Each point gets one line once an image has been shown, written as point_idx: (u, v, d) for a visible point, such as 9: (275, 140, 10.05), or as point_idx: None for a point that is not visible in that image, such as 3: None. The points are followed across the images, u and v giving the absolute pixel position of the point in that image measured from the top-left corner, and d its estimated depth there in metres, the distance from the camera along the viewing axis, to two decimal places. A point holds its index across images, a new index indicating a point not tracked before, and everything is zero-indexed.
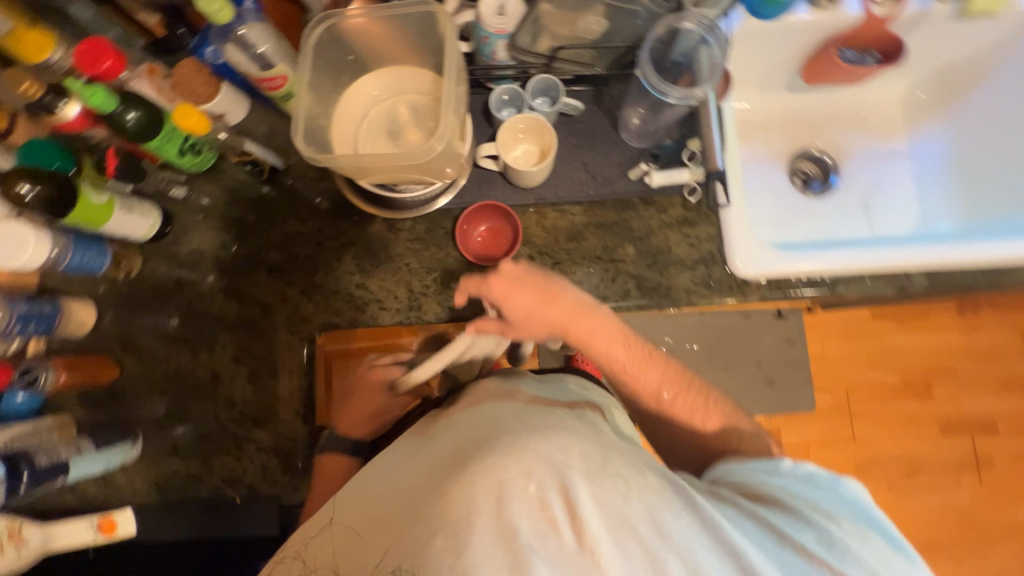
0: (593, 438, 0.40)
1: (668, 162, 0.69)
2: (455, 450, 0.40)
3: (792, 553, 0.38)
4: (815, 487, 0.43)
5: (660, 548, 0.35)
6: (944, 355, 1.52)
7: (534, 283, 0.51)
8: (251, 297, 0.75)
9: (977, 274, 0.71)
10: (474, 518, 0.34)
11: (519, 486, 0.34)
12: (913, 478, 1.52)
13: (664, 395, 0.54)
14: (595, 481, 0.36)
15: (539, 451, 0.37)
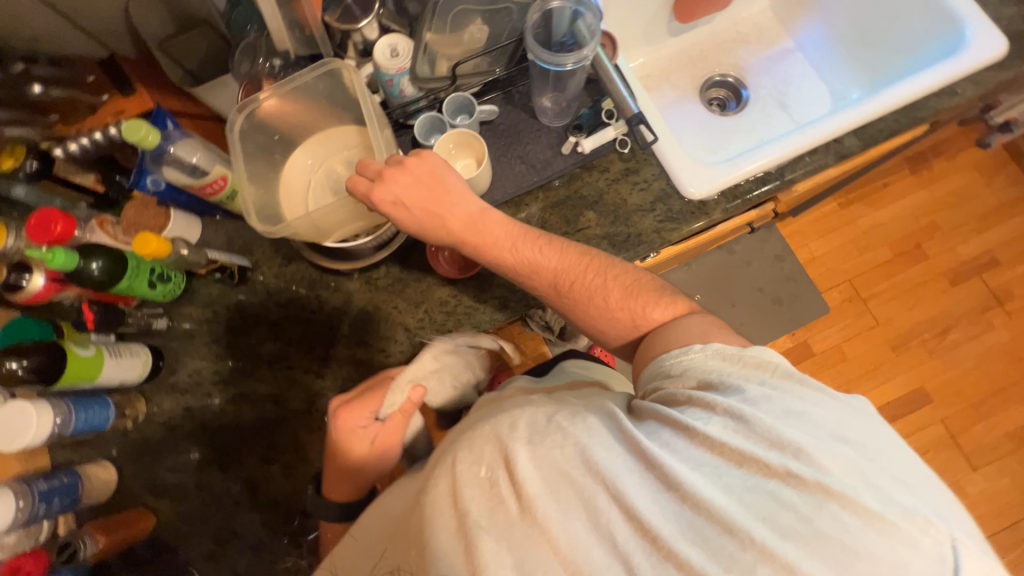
0: (539, 409, 0.47)
1: (592, 127, 0.73)
2: (432, 468, 0.49)
3: (700, 445, 0.42)
4: (729, 361, 0.48)
5: (591, 486, 0.40)
6: (915, 217, 1.67)
7: (417, 189, 0.59)
8: (259, 395, 0.70)
9: (899, 116, 0.75)
10: (438, 520, 0.43)
11: (471, 472, 0.44)
12: (944, 335, 1.58)
13: (563, 280, 0.60)
14: (535, 446, 0.43)
15: (487, 439, 0.45)
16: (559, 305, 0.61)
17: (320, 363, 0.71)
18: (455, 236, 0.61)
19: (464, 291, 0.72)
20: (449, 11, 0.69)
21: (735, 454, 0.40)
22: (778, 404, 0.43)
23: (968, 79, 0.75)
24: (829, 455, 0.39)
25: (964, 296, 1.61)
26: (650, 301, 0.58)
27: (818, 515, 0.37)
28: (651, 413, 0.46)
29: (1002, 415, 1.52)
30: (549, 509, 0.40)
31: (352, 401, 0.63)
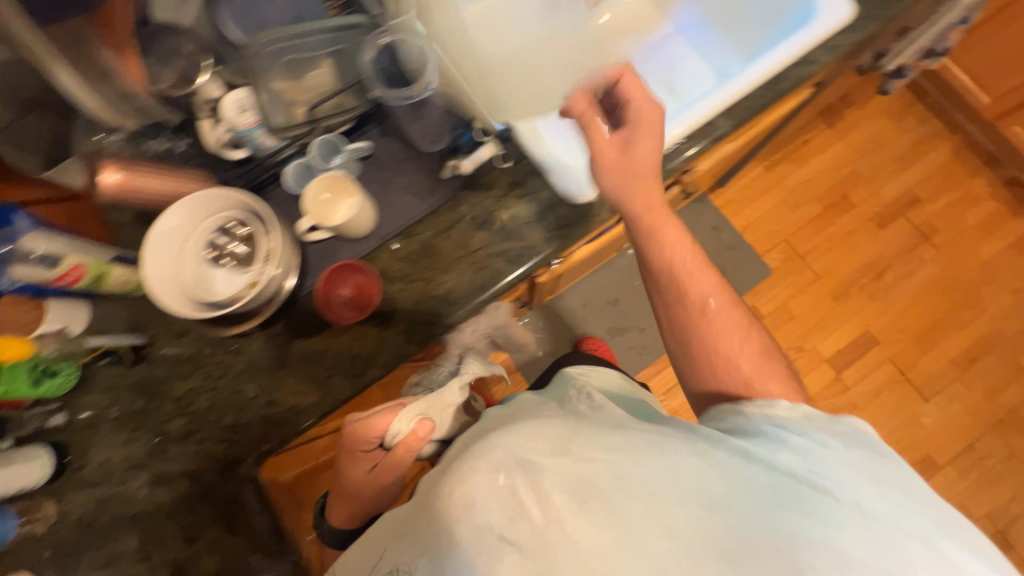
0: (561, 428, 0.55)
1: (470, 147, 0.72)
2: (448, 476, 0.57)
3: (758, 469, 0.49)
4: (808, 418, 0.55)
5: (614, 498, 0.48)
6: (839, 168, 1.73)
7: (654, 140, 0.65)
8: (176, 473, 0.68)
9: (764, 92, 0.77)
10: (459, 522, 0.51)
11: (492, 479, 0.51)
12: (881, 278, 1.65)
13: (707, 306, 0.66)
14: (553, 458, 0.51)
15: (506, 448, 0.53)
16: (693, 329, 0.66)
17: (232, 430, 0.69)
18: (647, 208, 0.66)
19: (365, 331, 0.70)
20: (281, 54, 0.68)
21: (744, 467, 0.49)
22: (852, 456, 0.50)
23: (822, 46, 0.77)
24: (884, 496, 0.47)
25: (893, 237, 1.67)
26: (755, 361, 0.64)
27: (873, 543, 0.44)
28: (698, 439, 0.52)
29: (943, 344, 1.59)
30: (575, 520, 0.47)
31: (353, 427, 0.78)
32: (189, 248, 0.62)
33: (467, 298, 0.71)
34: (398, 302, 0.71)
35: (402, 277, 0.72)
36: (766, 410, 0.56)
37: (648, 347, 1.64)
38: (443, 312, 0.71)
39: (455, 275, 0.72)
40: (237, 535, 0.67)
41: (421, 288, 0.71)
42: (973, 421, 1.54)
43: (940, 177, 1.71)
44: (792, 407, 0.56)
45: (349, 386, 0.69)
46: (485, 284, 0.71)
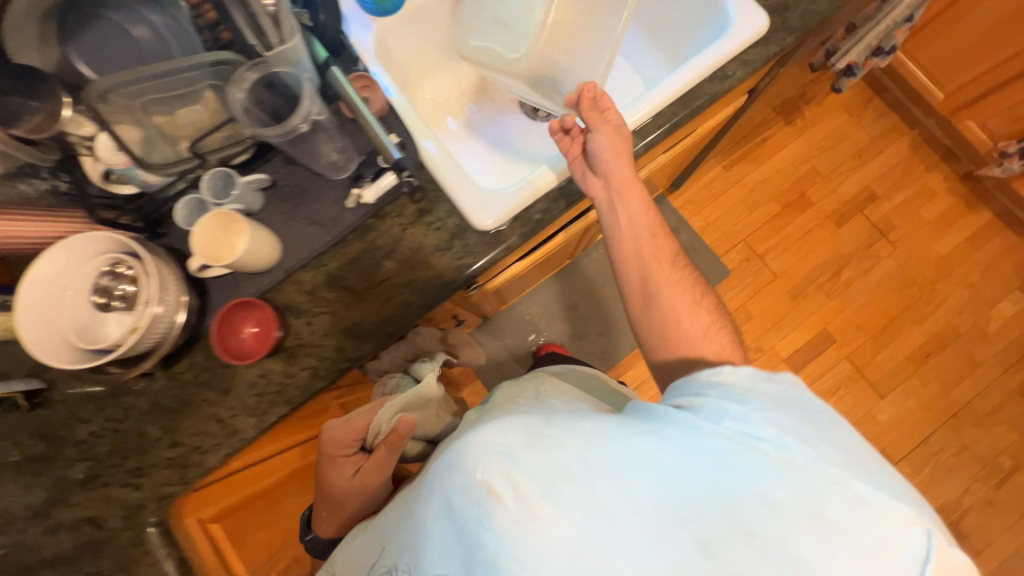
0: (539, 417, 0.52)
1: (375, 174, 0.70)
2: (421, 480, 0.55)
3: (728, 442, 0.50)
4: (756, 385, 0.58)
5: (598, 485, 0.46)
6: (797, 165, 1.72)
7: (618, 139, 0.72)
8: (79, 519, 0.67)
9: (678, 108, 0.75)
10: (434, 523, 0.49)
11: (468, 479, 0.48)
12: (839, 275, 1.65)
13: (660, 279, 0.72)
14: (532, 448, 0.48)
15: (480, 446, 0.49)
16: (650, 310, 0.72)
17: (135, 474, 0.68)
18: (621, 178, 0.73)
19: (269, 368, 0.69)
20: (134, 98, 0.58)
21: (711, 440, 0.50)
22: (799, 419, 0.54)
23: (735, 61, 0.76)
24: (835, 455, 0.50)
25: (850, 235, 1.67)
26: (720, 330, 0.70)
27: (838, 504, 0.46)
28: (667, 418, 0.53)
29: (899, 341, 1.60)
30: (558, 510, 0.45)
31: (335, 430, 0.74)
32: (70, 296, 0.60)
33: (373, 332, 0.70)
34: (303, 337, 0.69)
35: (307, 311, 0.70)
36: (714, 379, 0.59)
37: (608, 352, 1.63)
38: (350, 346, 0.69)
39: (361, 307, 0.70)
40: None
41: (326, 322, 0.70)
42: (928, 417, 1.56)
43: (896, 173, 1.71)
44: (745, 376, 0.59)
45: (255, 424, 0.68)
46: (391, 317, 0.70)
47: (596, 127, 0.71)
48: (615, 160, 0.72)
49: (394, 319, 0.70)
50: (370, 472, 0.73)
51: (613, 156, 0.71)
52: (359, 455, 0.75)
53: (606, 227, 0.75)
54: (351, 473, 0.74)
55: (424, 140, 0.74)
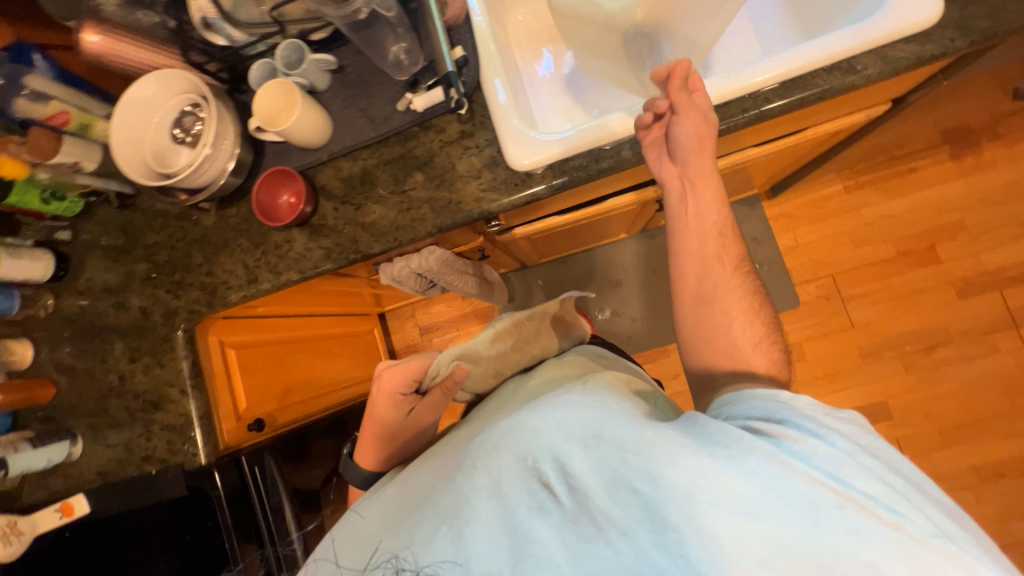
0: (591, 417, 0.54)
1: (429, 84, 0.71)
2: (469, 450, 0.58)
3: (827, 494, 0.43)
4: (834, 413, 0.51)
5: (664, 502, 0.45)
6: (941, 212, 1.42)
7: (707, 127, 0.63)
8: (134, 304, 0.83)
9: (776, 93, 0.63)
10: (475, 499, 0.51)
11: (521, 464, 0.52)
12: (933, 351, 1.40)
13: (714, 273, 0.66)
14: (587, 448, 0.51)
15: (530, 430, 0.54)
16: (684, 296, 0.68)
17: (177, 286, 0.81)
18: (694, 172, 0.65)
19: (292, 236, 0.77)
20: None
21: (792, 480, 0.44)
22: (897, 468, 0.47)
23: (871, 54, 0.61)
24: (945, 522, 0.44)
25: (969, 313, 1.39)
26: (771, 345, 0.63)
27: None
28: (756, 446, 0.47)
29: (974, 447, 1.36)
30: (617, 517, 0.47)
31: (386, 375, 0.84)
32: (154, 123, 0.69)
33: (386, 235, 0.73)
34: (327, 219, 0.75)
35: (337, 197, 0.75)
36: (782, 400, 0.53)
37: (631, 339, 1.58)
38: (363, 240, 0.74)
39: (382, 208, 0.74)
40: (163, 368, 0.81)
41: (350, 213, 0.75)
42: None
43: None
44: (813, 404, 0.52)
45: (271, 280, 0.77)
46: (405, 227, 0.73)
47: (682, 110, 0.62)
48: (697, 147, 0.63)
49: (407, 229, 0.72)
50: (426, 407, 0.83)
51: (699, 143, 0.63)
52: (413, 397, 0.84)
53: (671, 217, 0.68)
54: (409, 408, 0.84)
55: (495, 79, 0.71)
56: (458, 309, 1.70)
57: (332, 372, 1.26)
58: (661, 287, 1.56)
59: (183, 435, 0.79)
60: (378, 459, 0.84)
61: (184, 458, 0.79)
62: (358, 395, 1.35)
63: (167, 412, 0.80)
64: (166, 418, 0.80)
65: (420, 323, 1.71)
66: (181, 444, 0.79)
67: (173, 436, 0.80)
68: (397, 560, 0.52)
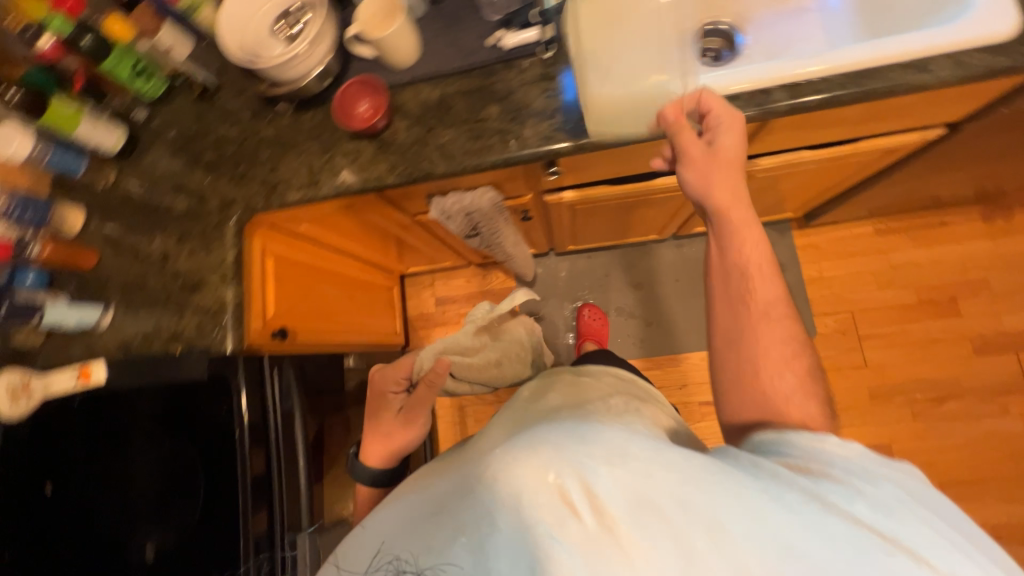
0: (614, 433, 0.49)
1: (521, 26, 0.76)
2: (476, 458, 0.53)
3: (873, 537, 0.40)
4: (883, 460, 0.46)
5: (690, 528, 0.41)
6: (967, 268, 1.44)
7: (729, 164, 0.65)
8: (193, 190, 0.86)
9: (854, 80, 0.66)
10: (491, 516, 0.46)
11: (538, 479, 0.45)
12: (943, 402, 1.40)
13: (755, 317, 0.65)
14: (615, 466, 0.44)
15: (550, 448, 0.47)
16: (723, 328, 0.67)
17: (240, 178, 0.84)
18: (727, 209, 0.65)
19: (362, 147, 0.80)
20: None
21: (835, 520, 0.40)
22: (951, 518, 0.43)
23: (947, 59, 0.65)
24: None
25: (984, 370, 1.40)
26: (807, 399, 0.60)
27: None
28: (797, 486, 0.43)
29: (973, 506, 1.34)
30: (641, 543, 0.41)
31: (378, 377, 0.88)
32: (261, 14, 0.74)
33: (453, 158, 0.76)
34: (398, 136, 0.78)
35: (412, 117, 0.78)
36: (828, 445, 0.48)
37: (644, 343, 1.59)
38: (430, 160, 0.76)
39: (454, 134, 0.76)
40: (210, 253, 0.83)
41: (422, 134, 0.77)
42: None
43: None
44: (866, 454, 0.46)
45: (332, 185, 0.79)
46: (473, 153, 0.75)
47: (690, 152, 0.65)
48: (714, 181, 0.65)
49: (474, 154, 0.75)
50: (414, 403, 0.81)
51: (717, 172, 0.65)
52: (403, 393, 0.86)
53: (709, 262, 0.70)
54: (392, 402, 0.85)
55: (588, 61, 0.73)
56: (477, 286, 1.71)
57: (350, 313, 1.26)
58: (680, 296, 1.59)
59: (216, 319, 0.81)
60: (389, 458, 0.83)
61: (212, 342, 0.81)
62: (370, 343, 1.35)
63: (204, 295, 0.82)
64: (203, 301, 0.82)
65: (437, 293, 1.72)
66: (212, 326, 0.81)
67: (206, 319, 0.81)
68: (400, 561, 0.51)
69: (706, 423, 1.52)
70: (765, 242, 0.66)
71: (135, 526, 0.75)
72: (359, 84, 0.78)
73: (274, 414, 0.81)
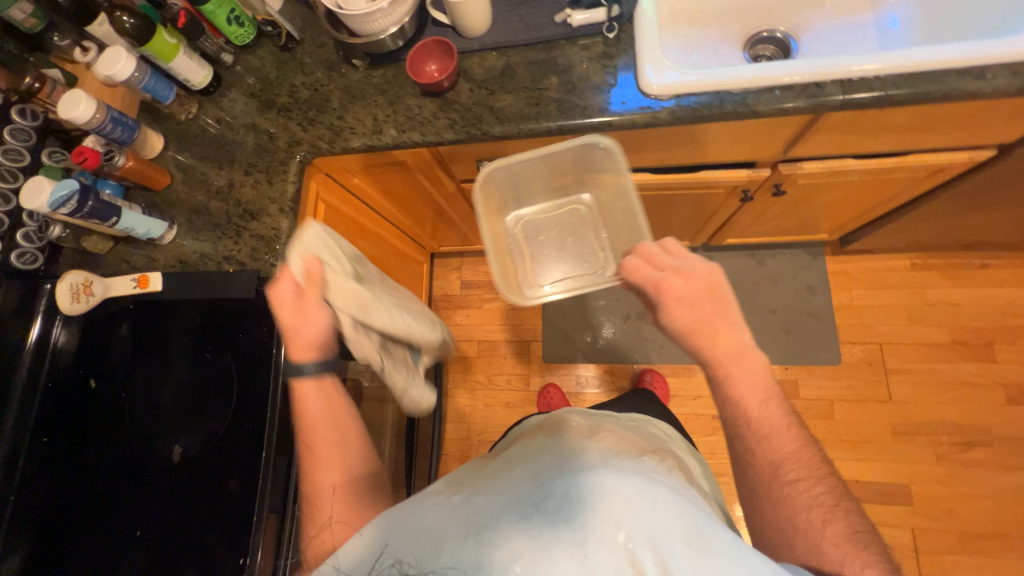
0: (695, 515, 0.53)
1: (589, 6, 0.80)
2: (537, 486, 0.57)
3: None
4: None
5: None
6: (1006, 313, 1.41)
7: (700, 309, 0.66)
8: (263, 129, 0.92)
9: (908, 80, 0.69)
10: (554, 564, 0.49)
11: (609, 539, 0.50)
12: (969, 447, 1.34)
13: (787, 473, 0.64)
14: (692, 548, 0.49)
15: (630, 515, 0.51)
16: (750, 471, 0.67)
17: (309, 122, 0.90)
18: (715, 358, 0.66)
19: (426, 103, 0.85)
20: None
21: None
22: None
23: (1004, 67, 0.67)
24: None
25: (1017, 421, 1.34)
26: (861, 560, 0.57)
27: None
28: None
29: (993, 561, 1.27)
30: None
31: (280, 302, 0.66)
32: None
33: (510, 121, 0.80)
34: (461, 97, 0.83)
35: (476, 80, 0.83)
36: None
37: (662, 349, 1.58)
38: (488, 120, 0.81)
39: (513, 98, 0.81)
40: (270, 187, 0.89)
41: (482, 96, 0.82)
42: None
43: None
44: None
45: (393, 135, 0.85)
46: (529, 118, 0.80)
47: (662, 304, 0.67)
48: (693, 350, 0.67)
49: (531, 118, 0.79)
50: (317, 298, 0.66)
51: (687, 340, 0.67)
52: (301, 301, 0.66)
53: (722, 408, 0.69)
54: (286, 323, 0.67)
55: (647, 65, 0.76)
56: None
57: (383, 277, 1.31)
58: None
59: (269, 245, 0.86)
60: (320, 354, 0.67)
61: (262, 266, 0.85)
62: None
63: (260, 225, 0.88)
64: (259, 228, 0.87)
65: (463, 277, 1.76)
66: (263, 252, 0.86)
67: (259, 246, 0.87)
68: (402, 565, 0.52)
69: (717, 438, 1.50)
70: (758, 381, 0.66)
71: (167, 431, 0.80)
72: (435, 44, 0.83)
73: None
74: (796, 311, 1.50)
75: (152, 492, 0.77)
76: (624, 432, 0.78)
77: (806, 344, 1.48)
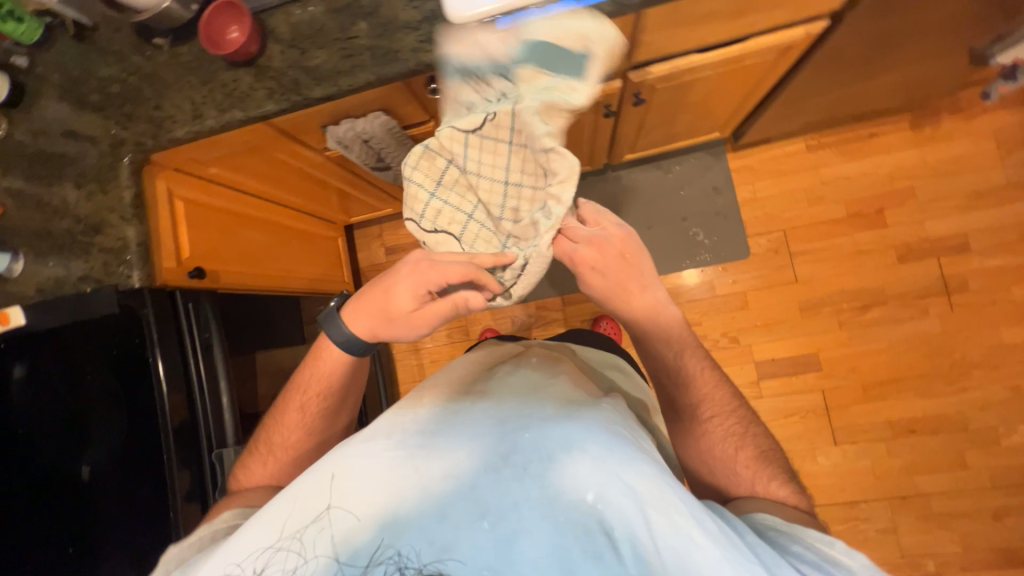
0: (654, 468, 0.60)
1: None
2: (506, 442, 0.62)
3: None
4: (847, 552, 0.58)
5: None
6: (895, 177, 1.47)
7: (615, 274, 0.69)
8: (82, 134, 0.86)
9: None
10: (526, 515, 0.56)
11: (579, 497, 0.57)
12: (867, 309, 1.46)
13: (704, 411, 0.77)
14: (653, 506, 0.55)
15: (599, 473, 0.58)
16: (682, 422, 0.79)
17: (127, 118, 0.84)
18: (634, 315, 0.73)
19: (241, 75, 0.80)
20: None
21: None
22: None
23: None
24: None
25: (906, 277, 1.45)
26: (769, 480, 0.72)
27: None
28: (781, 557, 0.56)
29: (891, 402, 1.43)
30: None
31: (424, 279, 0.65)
32: None
33: (327, 79, 0.76)
34: (273, 62, 0.78)
35: (285, 40, 0.78)
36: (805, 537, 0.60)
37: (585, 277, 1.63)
38: (304, 82, 0.77)
39: (325, 54, 0.76)
40: (106, 196, 0.85)
41: (294, 56, 0.77)
42: (871, 484, 1.41)
43: (1008, 234, 1.42)
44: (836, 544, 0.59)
45: (214, 117, 0.80)
46: (345, 73, 0.76)
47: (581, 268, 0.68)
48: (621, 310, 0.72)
49: (344, 73, 0.75)
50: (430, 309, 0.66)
51: (607, 305, 0.72)
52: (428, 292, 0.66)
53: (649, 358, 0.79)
54: (402, 295, 0.66)
55: None
56: None
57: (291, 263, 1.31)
58: None
59: (120, 258, 0.84)
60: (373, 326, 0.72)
61: (119, 280, 0.83)
62: (312, 290, 1.40)
63: (106, 237, 0.85)
64: (105, 241, 0.84)
65: (386, 243, 1.72)
66: (116, 264, 0.84)
67: (109, 258, 0.84)
68: (400, 558, 0.56)
69: None
70: (680, 329, 0.75)
71: (75, 452, 0.82)
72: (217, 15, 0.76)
73: (194, 355, 0.85)
74: (704, 213, 1.54)
75: (79, 510, 0.81)
76: (573, 370, 0.82)
77: (718, 244, 1.53)
